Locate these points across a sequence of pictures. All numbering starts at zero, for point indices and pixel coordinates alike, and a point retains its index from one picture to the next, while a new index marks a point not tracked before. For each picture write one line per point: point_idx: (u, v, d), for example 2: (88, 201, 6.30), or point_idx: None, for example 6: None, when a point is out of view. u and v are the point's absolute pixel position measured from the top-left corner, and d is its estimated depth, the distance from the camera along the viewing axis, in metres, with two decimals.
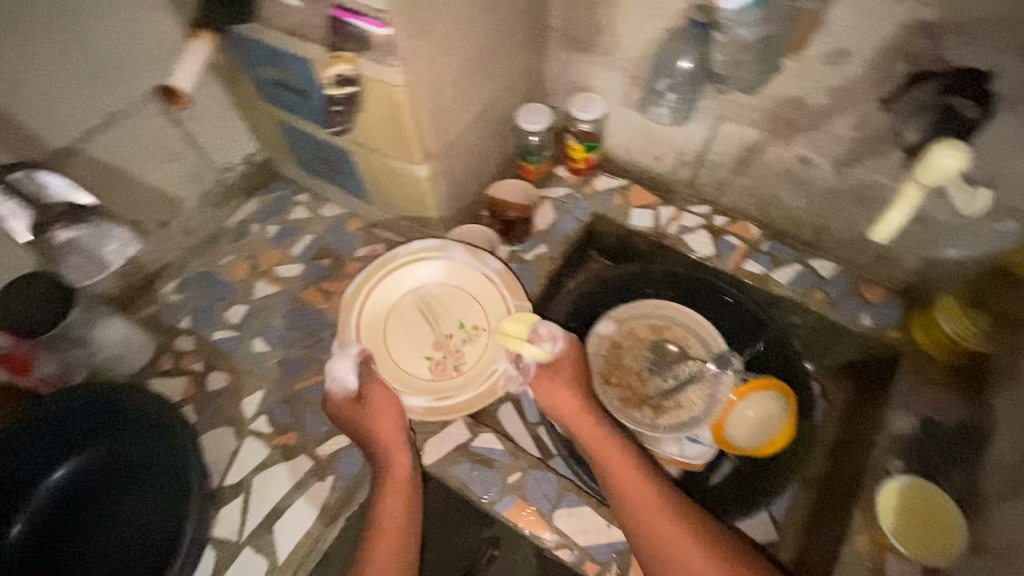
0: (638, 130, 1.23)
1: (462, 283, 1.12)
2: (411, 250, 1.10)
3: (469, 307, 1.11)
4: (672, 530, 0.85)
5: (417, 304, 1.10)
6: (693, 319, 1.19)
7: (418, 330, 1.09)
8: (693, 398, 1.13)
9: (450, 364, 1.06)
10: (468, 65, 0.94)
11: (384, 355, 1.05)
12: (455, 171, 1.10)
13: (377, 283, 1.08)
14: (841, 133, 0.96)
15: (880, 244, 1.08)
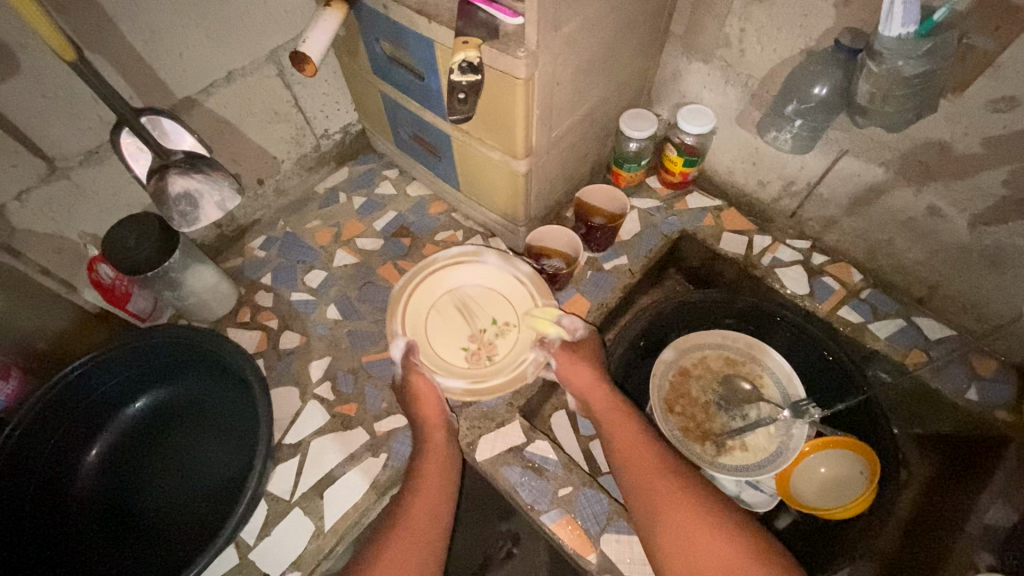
0: (746, 151, 1.16)
1: (500, 284, 1.10)
2: (449, 253, 1.10)
3: (504, 307, 1.09)
4: (688, 514, 0.82)
5: (453, 302, 1.09)
6: (774, 361, 1.13)
7: (455, 326, 1.07)
8: (759, 443, 1.07)
9: (485, 353, 1.04)
10: (587, 64, 0.92)
11: (424, 341, 1.04)
12: (551, 169, 1.08)
13: (420, 280, 1.08)
14: (986, 188, 0.87)
15: (1004, 314, 0.98)
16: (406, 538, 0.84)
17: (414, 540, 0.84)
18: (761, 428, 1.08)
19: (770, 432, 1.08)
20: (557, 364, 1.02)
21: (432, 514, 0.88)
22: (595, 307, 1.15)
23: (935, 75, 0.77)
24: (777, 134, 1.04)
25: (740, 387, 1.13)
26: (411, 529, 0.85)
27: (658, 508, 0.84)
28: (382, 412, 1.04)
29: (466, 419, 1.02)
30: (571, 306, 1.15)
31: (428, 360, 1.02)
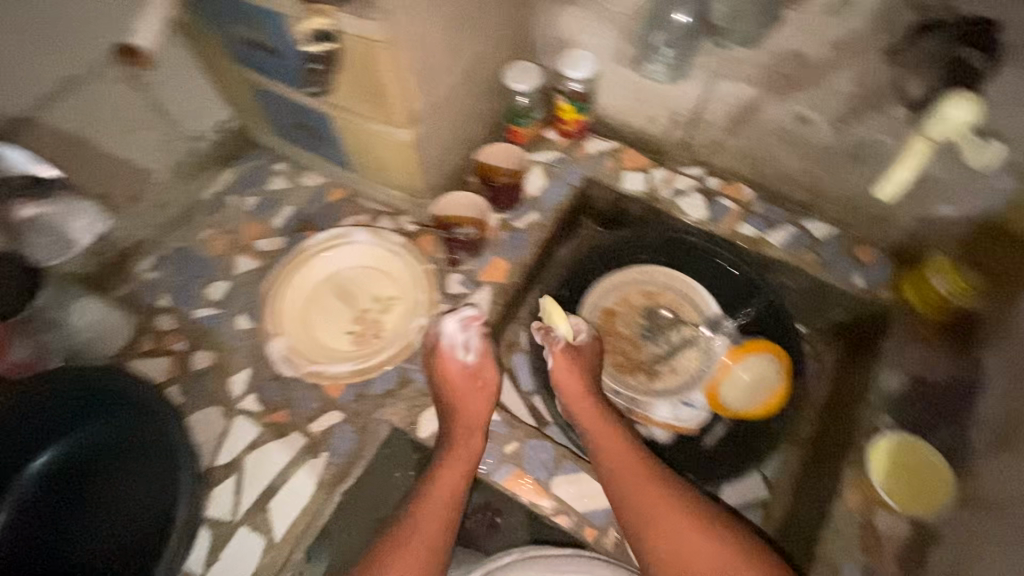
0: (630, 88, 1.18)
1: (377, 260, 1.08)
2: (317, 239, 1.07)
3: (384, 281, 1.08)
4: (682, 529, 0.83)
5: (330, 289, 1.07)
6: (689, 284, 1.19)
7: (336, 311, 1.05)
8: (685, 363, 1.15)
9: (371, 333, 1.05)
10: (452, 18, 0.89)
11: (306, 334, 1.03)
12: (442, 135, 1.05)
13: (291, 274, 1.05)
14: (840, 90, 0.94)
15: (875, 204, 1.07)
16: (413, 541, 0.83)
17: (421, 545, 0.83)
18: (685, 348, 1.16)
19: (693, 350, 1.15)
20: (554, 366, 0.98)
21: (443, 512, 0.86)
22: (514, 266, 1.16)
23: None
24: (650, 65, 1.08)
25: (661, 316, 1.19)
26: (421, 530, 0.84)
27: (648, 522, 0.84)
28: (313, 413, 0.99)
29: (402, 401, 1.00)
30: (491, 270, 1.15)
31: (312, 355, 1.01)
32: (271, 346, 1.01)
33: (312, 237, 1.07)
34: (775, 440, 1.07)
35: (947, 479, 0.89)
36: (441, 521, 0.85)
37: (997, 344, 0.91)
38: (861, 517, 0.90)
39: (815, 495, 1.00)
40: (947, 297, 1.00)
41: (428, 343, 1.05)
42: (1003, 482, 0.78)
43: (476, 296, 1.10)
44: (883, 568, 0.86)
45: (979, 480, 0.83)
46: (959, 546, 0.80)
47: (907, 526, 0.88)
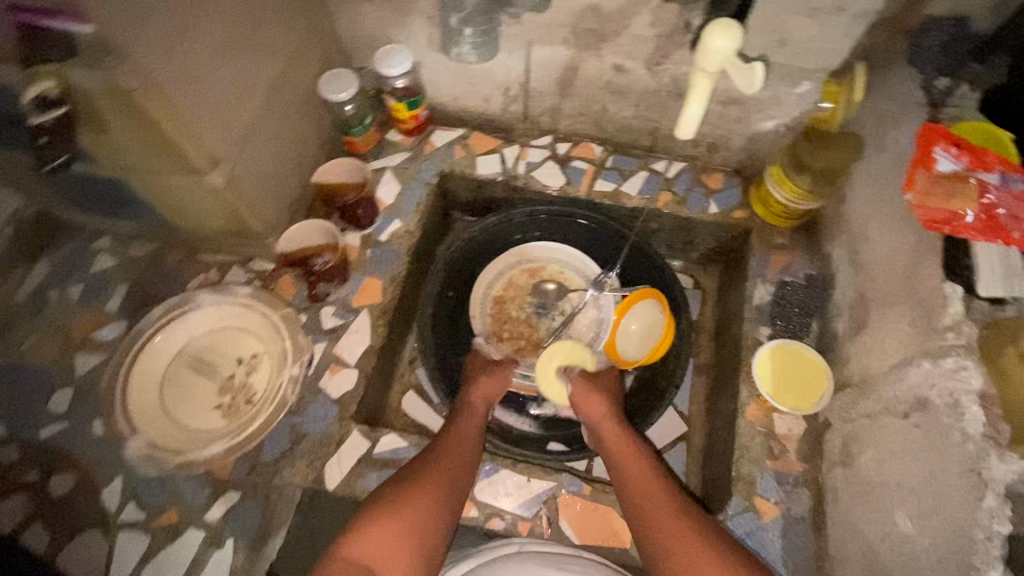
0: (455, 73, 1.14)
1: (230, 319, 0.97)
2: (153, 314, 0.94)
3: (244, 340, 0.97)
4: (686, 542, 0.75)
5: (183, 365, 0.93)
6: (563, 251, 1.19)
7: (195, 390, 0.93)
8: (579, 329, 1.14)
9: (241, 402, 0.93)
10: (225, 44, 0.81)
11: (165, 422, 0.89)
12: (262, 168, 0.97)
13: (131, 360, 0.91)
14: (641, 33, 0.95)
15: (709, 133, 1.12)
16: (413, 507, 0.76)
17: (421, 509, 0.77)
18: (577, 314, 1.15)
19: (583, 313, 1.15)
20: (573, 394, 0.98)
21: (448, 488, 0.81)
22: (389, 282, 1.09)
23: None
24: (458, 49, 1.05)
25: (546, 289, 1.18)
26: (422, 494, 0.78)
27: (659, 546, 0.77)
28: (207, 499, 0.90)
29: (301, 457, 0.93)
30: (364, 293, 1.07)
31: (177, 445, 0.88)
32: (126, 448, 0.87)
33: (145, 315, 0.94)
34: (674, 384, 1.06)
35: (826, 370, 0.94)
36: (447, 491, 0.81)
37: (842, 239, 0.99)
38: (766, 427, 0.94)
39: (723, 419, 1.04)
40: (786, 205, 1.05)
41: (314, 388, 0.98)
42: (869, 361, 0.85)
43: (354, 325, 1.04)
44: (792, 468, 0.91)
45: (851, 363, 0.90)
46: (845, 429, 0.86)
47: (804, 423, 0.94)
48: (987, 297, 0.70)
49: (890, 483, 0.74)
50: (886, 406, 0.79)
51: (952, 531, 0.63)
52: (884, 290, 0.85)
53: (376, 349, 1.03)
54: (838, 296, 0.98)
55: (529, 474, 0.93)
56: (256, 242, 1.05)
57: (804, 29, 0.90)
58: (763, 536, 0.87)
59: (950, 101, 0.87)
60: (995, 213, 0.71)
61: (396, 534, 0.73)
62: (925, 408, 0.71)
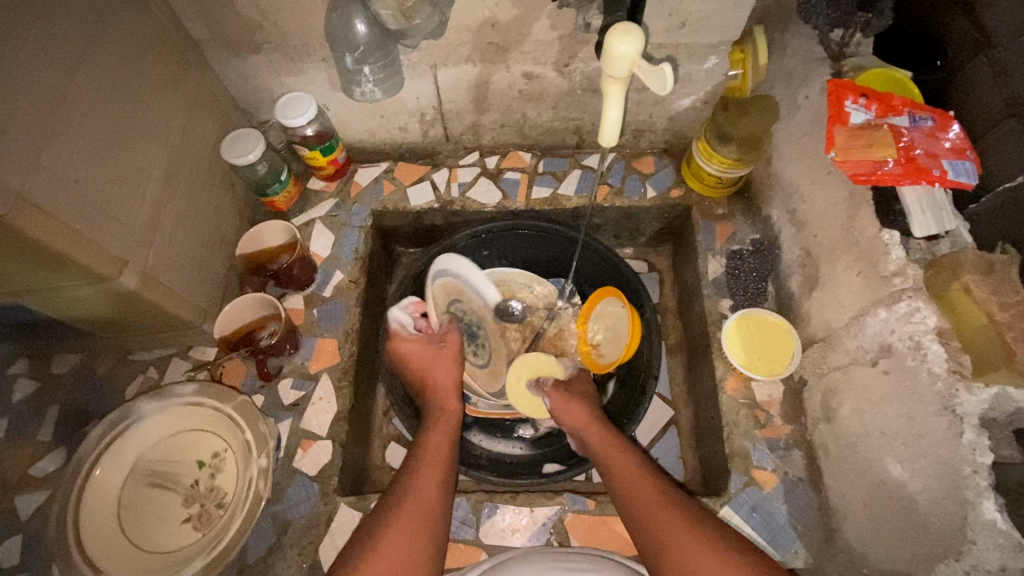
0: (364, 109, 1.09)
1: (181, 422, 0.89)
2: (93, 437, 0.84)
3: (203, 440, 0.89)
4: (679, 524, 0.72)
5: (141, 485, 0.85)
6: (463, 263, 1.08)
7: (161, 507, 0.85)
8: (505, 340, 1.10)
9: (213, 507, 0.86)
10: (102, 138, 0.75)
11: (134, 553, 0.80)
12: (176, 255, 0.91)
13: (77, 495, 0.80)
14: (544, 37, 0.93)
15: (630, 120, 1.12)
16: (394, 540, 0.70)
17: (416, 516, 0.73)
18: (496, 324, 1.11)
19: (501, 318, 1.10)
20: (552, 402, 0.94)
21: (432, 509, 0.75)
22: (344, 339, 1.03)
23: None
24: (362, 89, 1.00)
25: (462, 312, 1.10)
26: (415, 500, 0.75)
27: (653, 536, 0.72)
28: None
29: (291, 545, 0.87)
30: (321, 356, 1.01)
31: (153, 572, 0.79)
32: None
33: (82, 442, 0.83)
34: (652, 374, 1.03)
35: (790, 328, 0.96)
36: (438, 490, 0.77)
37: (777, 199, 1.01)
38: (747, 398, 0.95)
39: (705, 397, 1.05)
40: (719, 176, 1.05)
41: (289, 470, 0.93)
42: (829, 315, 0.87)
43: (316, 393, 0.98)
44: (780, 432, 0.93)
45: (812, 319, 0.92)
46: (821, 384, 0.88)
47: (781, 386, 0.95)
48: (923, 236, 0.72)
49: (874, 431, 0.76)
50: (854, 356, 0.81)
51: (941, 469, 0.65)
52: (826, 244, 0.87)
53: (346, 412, 0.97)
54: (786, 255, 1.00)
55: (531, 503, 0.91)
56: (191, 331, 0.98)
57: (702, 4, 0.89)
58: (768, 507, 0.88)
59: (847, 51, 0.88)
60: (913, 154, 0.73)
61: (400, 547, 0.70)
62: (890, 354, 0.73)
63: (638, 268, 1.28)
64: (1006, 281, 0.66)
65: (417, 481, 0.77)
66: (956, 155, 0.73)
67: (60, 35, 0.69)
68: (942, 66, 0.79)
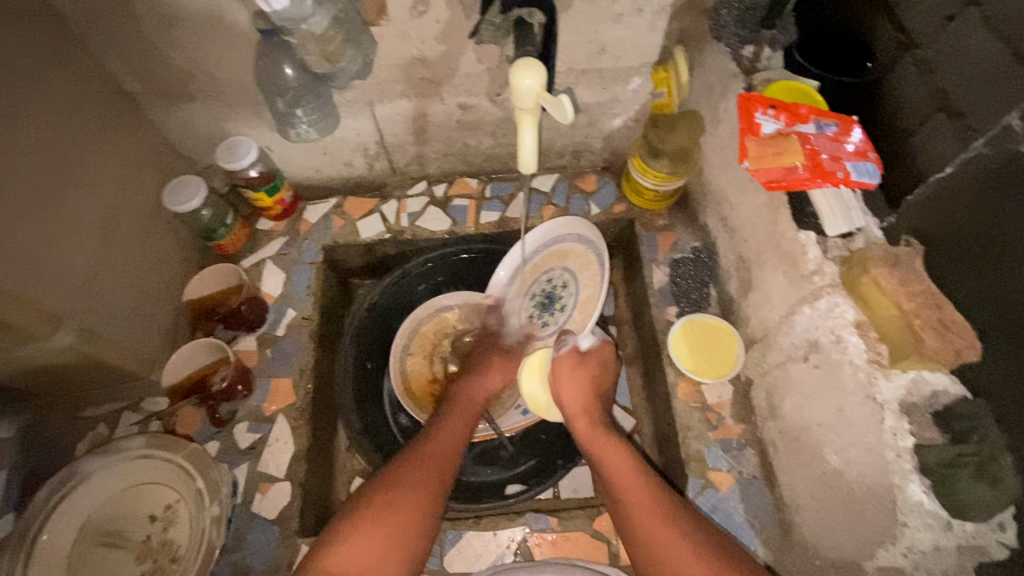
0: (307, 148, 1.11)
1: (131, 477, 0.87)
2: (37, 501, 0.81)
3: (154, 492, 0.88)
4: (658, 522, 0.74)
5: (89, 547, 0.83)
6: (553, 227, 0.99)
7: (111, 569, 0.83)
8: (591, 288, 1.02)
9: (167, 562, 0.84)
10: (28, 196, 0.74)
11: None
12: (117, 306, 0.90)
13: (21, 564, 0.77)
14: (473, 69, 0.97)
15: (568, 141, 1.16)
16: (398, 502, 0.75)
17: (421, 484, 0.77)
18: (581, 275, 1.03)
19: (589, 264, 1.02)
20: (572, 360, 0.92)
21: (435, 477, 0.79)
22: (298, 377, 1.03)
23: (341, 17, 0.81)
24: (296, 130, 1.00)
25: (543, 282, 1.03)
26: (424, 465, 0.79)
27: (638, 538, 0.75)
28: None
29: None
30: (276, 396, 1.01)
31: None
32: None
33: (28, 504, 0.81)
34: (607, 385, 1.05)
35: (732, 331, 1.00)
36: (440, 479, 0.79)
37: (711, 208, 1.05)
38: (699, 402, 0.97)
39: (661, 403, 1.07)
40: (656, 190, 1.09)
41: (248, 516, 0.91)
42: (763, 315, 0.91)
43: (273, 434, 0.97)
44: (733, 433, 0.95)
45: (751, 320, 0.95)
46: (765, 382, 0.91)
47: (730, 387, 0.98)
48: (836, 235, 0.77)
49: (812, 424, 0.79)
50: (789, 354, 0.84)
51: (869, 456, 0.68)
52: (756, 248, 0.91)
53: (304, 451, 0.96)
54: (723, 260, 1.04)
55: (496, 526, 0.91)
56: (138, 382, 0.97)
57: (618, 30, 0.94)
58: (726, 507, 0.90)
59: (759, 65, 0.95)
60: (819, 158, 0.77)
61: (376, 550, 0.71)
62: (818, 349, 0.77)
63: None
64: (911, 272, 0.70)
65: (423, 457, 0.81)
66: (858, 157, 0.78)
67: None
68: (874, 66, 0.82)
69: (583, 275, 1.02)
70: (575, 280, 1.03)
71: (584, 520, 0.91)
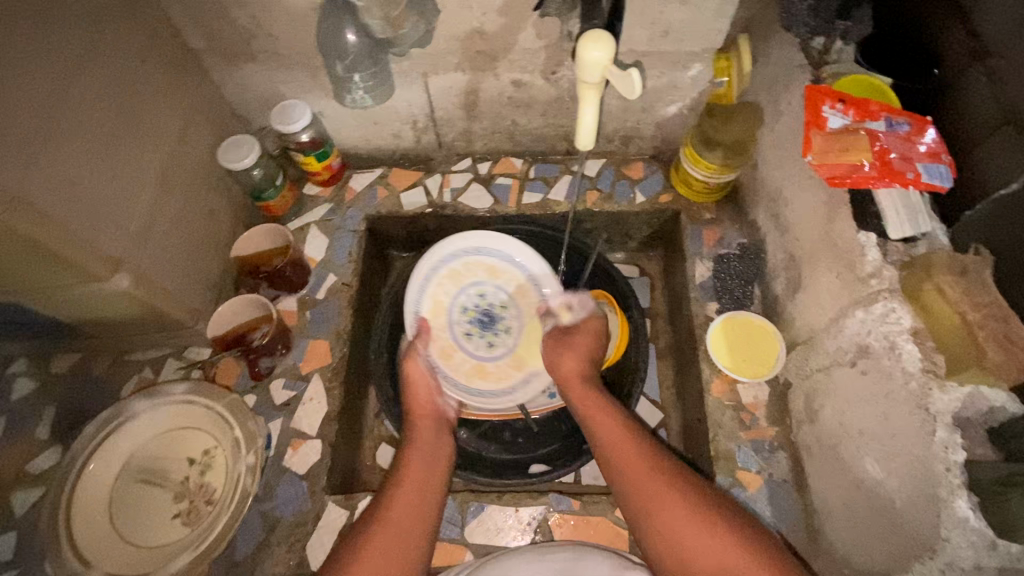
0: (358, 116, 1.12)
1: (174, 419, 0.91)
2: (85, 436, 0.86)
3: (193, 437, 0.91)
4: (674, 500, 0.68)
5: (131, 482, 0.87)
6: (480, 238, 1.06)
7: (149, 504, 0.87)
8: (525, 304, 1.07)
9: (202, 504, 0.88)
10: (98, 141, 0.77)
11: (123, 548, 0.82)
12: (172, 255, 0.93)
13: (69, 492, 0.82)
14: (531, 46, 0.96)
15: (619, 126, 1.14)
16: (388, 533, 0.71)
17: (406, 515, 0.73)
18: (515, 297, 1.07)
19: (525, 289, 1.07)
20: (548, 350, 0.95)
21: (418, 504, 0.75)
22: (335, 340, 1.05)
23: None
24: (352, 95, 1.01)
25: (476, 296, 1.08)
26: (406, 492, 0.76)
27: (643, 510, 0.70)
28: None
29: (280, 542, 0.89)
30: (312, 357, 1.03)
31: (142, 565, 0.82)
32: None
33: (77, 437, 0.86)
34: (639, 376, 1.04)
35: (774, 331, 0.97)
36: (429, 495, 0.77)
37: (763, 204, 1.02)
38: (733, 401, 0.95)
39: (692, 399, 1.05)
40: (706, 181, 1.07)
41: (279, 469, 0.94)
42: (809, 318, 0.88)
43: (307, 393, 1.00)
44: (765, 434, 0.93)
45: (796, 322, 0.92)
46: (805, 385, 0.88)
47: (767, 389, 0.96)
48: (898, 238, 0.73)
49: (854, 431, 0.76)
50: (834, 358, 0.81)
51: (915, 468, 0.66)
52: (808, 247, 0.88)
53: (336, 412, 0.99)
54: (771, 260, 1.01)
55: (518, 502, 0.92)
56: (185, 332, 1.01)
57: (682, 14, 0.91)
58: (752, 508, 0.88)
59: (829, 58, 0.90)
60: (888, 158, 0.74)
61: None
62: (868, 355, 0.74)
63: (630, 273, 1.29)
64: (978, 282, 0.67)
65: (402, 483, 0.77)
66: (930, 158, 0.74)
67: (59, 46, 0.71)
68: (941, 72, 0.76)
69: (523, 294, 1.07)
70: (512, 300, 1.08)
71: (606, 506, 0.91)
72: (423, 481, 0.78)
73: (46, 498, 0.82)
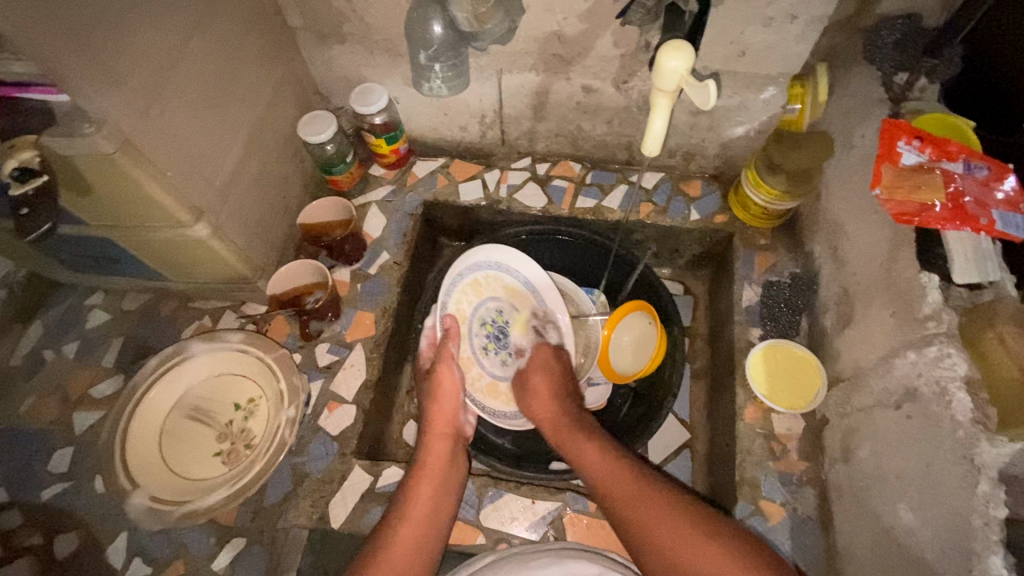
0: (430, 105, 1.17)
1: (227, 365, 0.98)
2: (146, 369, 0.93)
3: (242, 384, 0.98)
4: (686, 533, 0.71)
5: (182, 417, 0.94)
6: (504, 255, 1.07)
7: (195, 439, 0.94)
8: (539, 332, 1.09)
9: (241, 447, 0.94)
10: (200, 99, 0.84)
11: (169, 476, 0.89)
12: (247, 213, 1.00)
13: (127, 416, 0.90)
14: (606, 53, 0.99)
15: (683, 141, 1.14)
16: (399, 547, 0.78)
17: (413, 535, 0.79)
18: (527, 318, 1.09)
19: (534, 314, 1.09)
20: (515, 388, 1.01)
21: (424, 519, 0.81)
22: (381, 314, 1.09)
23: None
24: (430, 84, 1.05)
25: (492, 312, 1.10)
26: (419, 508, 0.82)
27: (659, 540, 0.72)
28: (214, 546, 0.91)
29: (304, 496, 0.93)
30: (357, 327, 1.08)
31: (183, 493, 0.88)
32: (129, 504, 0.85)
33: (141, 368, 0.93)
34: (671, 392, 1.04)
35: (818, 364, 0.95)
36: (438, 512, 0.83)
37: (821, 235, 1.01)
38: (766, 429, 0.94)
39: (722, 423, 1.04)
40: (765, 207, 1.06)
41: (313, 427, 0.99)
42: (857, 356, 0.86)
43: (349, 360, 1.05)
44: (795, 468, 0.91)
45: (841, 358, 0.91)
46: (843, 423, 0.86)
47: (802, 422, 0.94)
48: (963, 283, 0.71)
49: (889, 476, 0.74)
50: (879, 398, 0.79)
51: (953, 519, 0.64)
52: (864, 283, 0.87)
53: (373, 382, 1.03)
54: (823, 292, 0.99)
55: (534, 495, 0.93)
56: (246, 288, 1.07)
57: (762, 35, 0.91)
58: (772, 539, 0.87)
59: (910, 95, 0.89)
60: (961, 202, 0.75)
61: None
62: (915, 399, 0.72)
63: (674, 290, 1.29)
64: None
65: (414, 496, 0.83)
66: (1008, 207, 0.74)
67: (179, 8, 0.79)
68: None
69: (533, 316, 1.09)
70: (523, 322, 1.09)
71: None
72: (432, 494, 0.85)
73: (107, 419, 0.89)
